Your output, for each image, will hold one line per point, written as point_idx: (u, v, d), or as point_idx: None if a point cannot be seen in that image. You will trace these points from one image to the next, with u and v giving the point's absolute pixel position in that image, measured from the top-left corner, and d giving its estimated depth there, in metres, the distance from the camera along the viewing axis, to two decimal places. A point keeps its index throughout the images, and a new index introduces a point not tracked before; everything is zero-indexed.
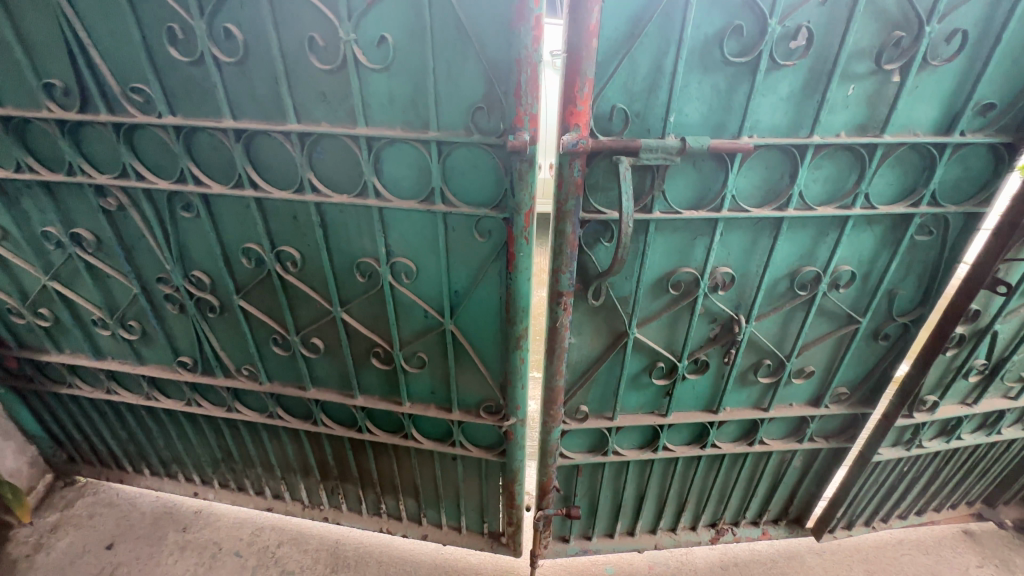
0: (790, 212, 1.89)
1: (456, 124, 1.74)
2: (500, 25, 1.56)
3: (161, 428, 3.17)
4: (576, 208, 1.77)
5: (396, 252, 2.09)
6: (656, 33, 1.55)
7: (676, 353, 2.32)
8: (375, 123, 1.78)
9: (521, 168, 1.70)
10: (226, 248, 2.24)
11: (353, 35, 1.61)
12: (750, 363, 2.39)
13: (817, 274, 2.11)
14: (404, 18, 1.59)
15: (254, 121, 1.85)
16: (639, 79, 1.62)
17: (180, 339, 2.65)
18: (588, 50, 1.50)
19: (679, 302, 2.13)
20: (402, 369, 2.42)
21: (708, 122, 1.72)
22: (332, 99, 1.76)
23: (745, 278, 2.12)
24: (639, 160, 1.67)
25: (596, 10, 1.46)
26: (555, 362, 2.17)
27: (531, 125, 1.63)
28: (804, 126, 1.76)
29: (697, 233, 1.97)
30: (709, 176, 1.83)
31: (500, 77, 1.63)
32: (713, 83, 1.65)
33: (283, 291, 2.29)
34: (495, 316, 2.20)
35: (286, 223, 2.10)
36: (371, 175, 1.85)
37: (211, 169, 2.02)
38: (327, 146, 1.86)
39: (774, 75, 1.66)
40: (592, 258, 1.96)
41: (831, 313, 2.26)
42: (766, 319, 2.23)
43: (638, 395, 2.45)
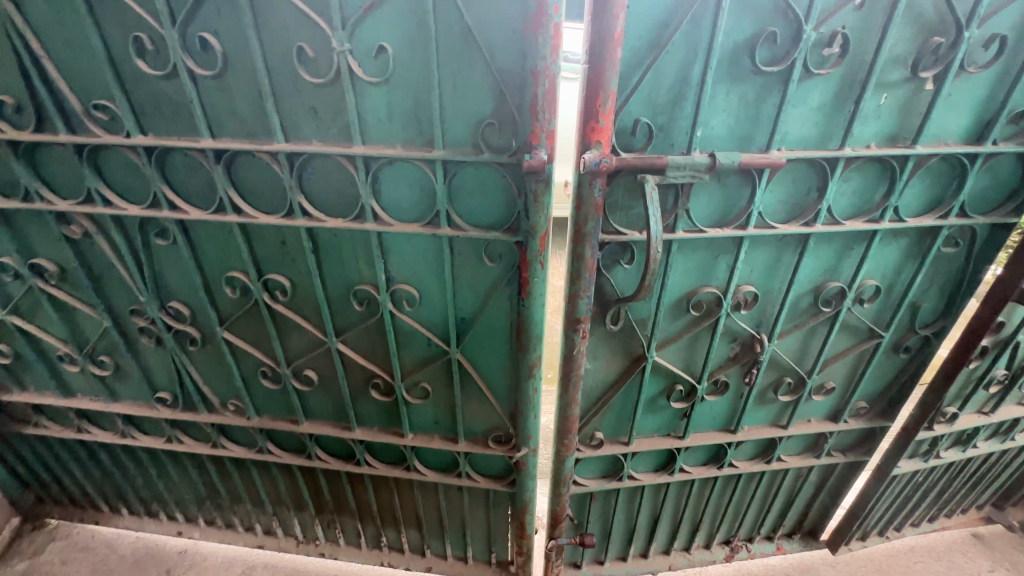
0: (818, 228, 1.78)
1: (463, 141, 1.58)
2: (513, 34, 1.41)
3: (139, 466, 2.94)
4: (596, 229, 1.64)
5: (396, 278, 1.93)
6: (683, 41, 1.42)
7: (694, 374, 2.21)
8: (373, 141, 1.61)
9: (536, 189, 1.55)
10: (208, 278, 2.04)
11: (348, 45, 1.44)
12: (770, 381, 2.29)
13: (842, 289, 2.02)
14: (405, 26, 1.42)
15: (236, 140, 1.67)
16: (663, 91, 1.49)
17: (158, 373, 2.43)
18: (613, 60, 1.36)
19: (699, 323, 2.01)
20: (404, 400, 2.25)
21: (735, 135, 1.60)
22: (324, 115, 1.59)
23: (768, 296, 2.01)
24: (665, 178, 1.53)
25: (620, 17, 1.32)
26: (571, 390, 2.04)
27: (548, 142, 1.48)
28: (833, 138, 1.65)
29: (720, 251, 1.85)
30: (735, 191, 1.71)
31: (513, 90, 1.48)
32: (741, 94, 1.53)
33: (272, 322, 2.10)
34: (504, 343, 2.05)
35: (273, 249, 1.92)
36: (369, 197, 1.69)
37: (188, 193, 1.82)
38: (319, 166, 1.68)
39: (805, 84, 1.54)
40: (611, 281, 1.83)
41: (853, 328, 2.17)
42: (788, 337, 2.13)
43: (655, 418, 2.33)
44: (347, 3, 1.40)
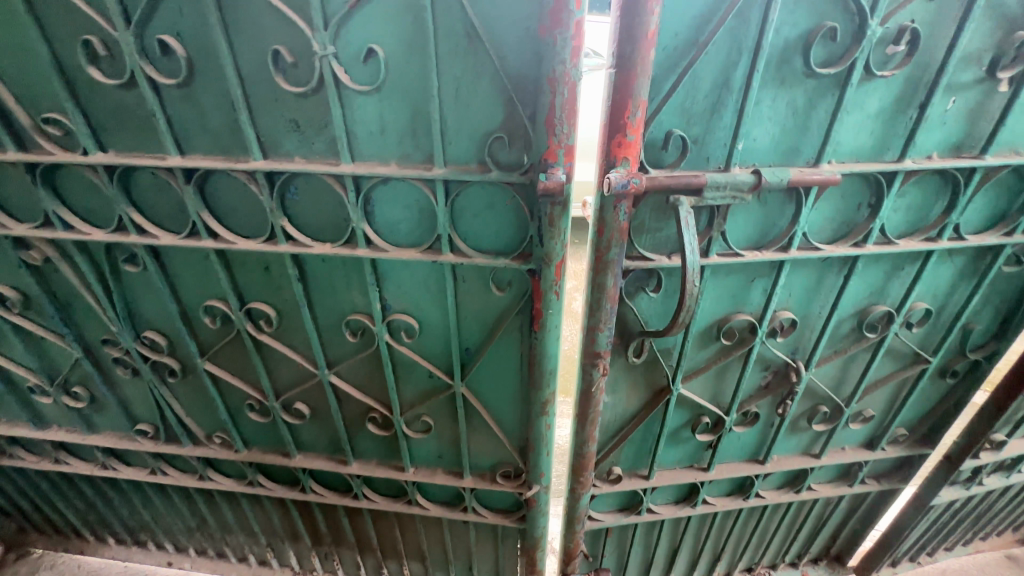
0: (869, 249, 1.58)
1: (467, 157, 1.37)
2: (525, 34, 1.20)
3: (123, 496, 2.75)
4: (620, 256, 1.43)
5: (393, 306, 1.72)
6: (727, 38, 1.21)
7: (722, 404, 2.01)
8: (364, 157, 1.40)
9: (552, 212, 1.34)
10: (185, 307, 1.84)
11: (332, 47, 1.22)
12: (804, 410, 2.09)
13: (889, 313, 1.81)
14: (398, 26, 1.21)
15: (208, 157, 1.46)
16: (701, 97, 1.28)
17: (137, 405, 2.24)
18: (644, 64, 1.15)
19: (730, 353, 1.81)
20: (404, 435, 2.05)
21: (780, 146, 1.39)
22: (307, 128, 1.38)
23: (806, 321, 1.81)
24: (701, 201, 1.32)
25: (655, 12, 1.10)
26: (587, 427, 1.84)
27: (566, 159, 1.27)
28: (892, 148, 1.44)
29: (756, 274, 1.64)
30: (775, 210, 1.51)
31: (525, 99, 1.27)
32: (790, 100, 1.32)
33: (257, 352, 1.90)
34: (514, 376, 1.85)
35: (256, 276, 1.72)
36: (361, 221, 1.48)
37: (157, 215, 1.62)
38: (304, 185, 1.48)
39: (864, 88, 1.33)
40: (634, 310, 1.63)
41: (897, 352, 1.97)
42: (827, 364, 1.92)
43: (677, 449, 2.13)
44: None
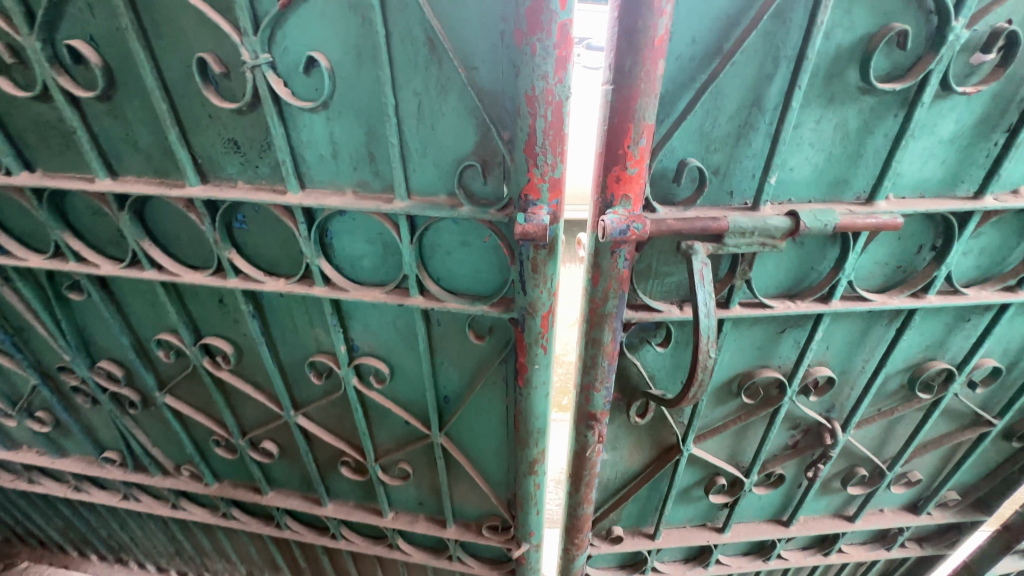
0: (929, 302, 1.29)
1: (435, 187, 1.13)
2: (499, 41, 0.95)
3: (99, 519, 2.61)
4: (620, 308, 1.18)
5: (360, 348, 1.50)
6: (760, 45, 0.94)
7: (741, 464, 1.74)
8: (315, 186, 1.18)
9: (535, 256, 1.10)
10: (139, 338, 1.67)
11: (265, 56, 0.99)
12: (838, 471, 1.80)
13: (948, 371, 1.51)
14: (343, 31, 0.97)
15: (142, 180, 1.25)
16: (724, 119, 1.02)
17: (103, 432, 2.09)
18: (650, 80, 0.88)
19: (753, 413, 1.54)
20: (380, 482, 1.84)
21: (824, 178, 1.11)
22: (248, 149, 1.16)
23: (846, 378, 1.52)
24: (720, 248, 1.06)
25: (665, 12, 0.83)
26: (582, 489, 1.60)
27: (551, 195, 1.02)
28: (968, 181, 1.15)
29: (787, 324, 1.37)
30: (812, 252, 1.25)
31: (501, 121, 1.02)
32: (839, 122, 1.04)
33: (217, 389, 1.71)
34: (500, 428, 1.62)
35: (210, 309, 1.52)
36: (316, 257, 1.26)
37: (98, 241, 1.43)
38: (252, 214, 1.27)
39: (936, 107, 1.05)
40: (637, 364, 1.38)
41: (955, 412, 1.67)
42: (869, 425, 1.63)
43: (688, 508, 1.87)
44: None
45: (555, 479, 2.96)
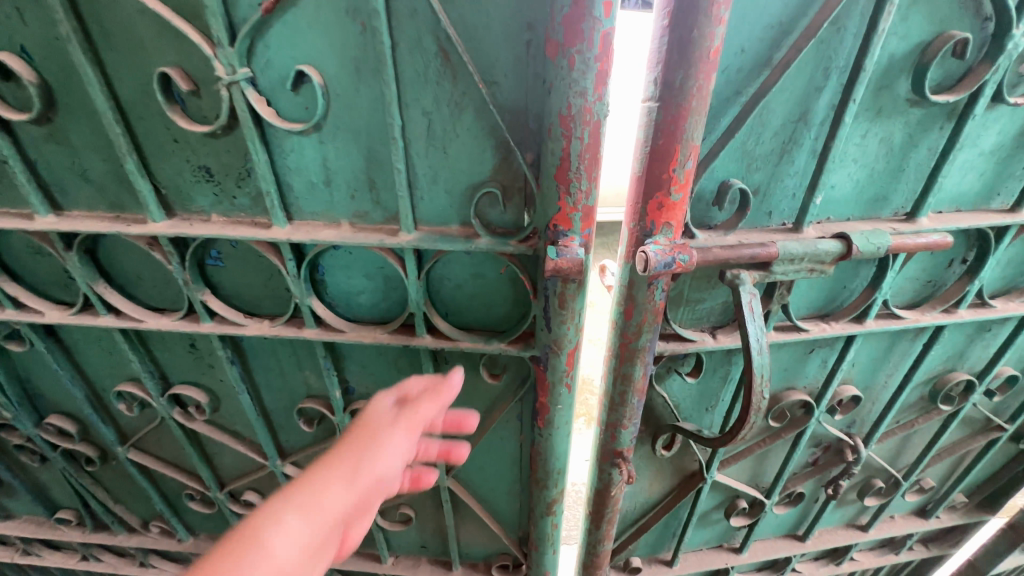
0: (960, 317, 1.25)
1: (446, 217, 1.00)
2: (525, 52, 0.83)
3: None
4: (654, 341, 1.08)
5: (357, 391, 1.35)
6: (811, 56, 0.85)
7: (762, 485, 1.67)
8: (304, 217, 1.02)
9: (564, 290, 0.98)
10: (96, 389, 1.45)
11: (244, 70, 0.83)
12: (856, 484, 1.76)
13: (969, 381, 1.48)
14: (339, 41, 0.82)
15: (94, 215, 1.06)
16: (767, 137, 0.93)
17: (55, 491, 1.83)
18: (700, 97, 0.78)
19: (778, 436, 1.46)
20: (379, 529, 1.68)
21: (865, 195, 1.04)
22: (223, 178, 0.99)
23: (869, 393, 1.47)
24: (766, 275, 0.97)
25: (723, 21, 0.72)
26: (603, 527, 1.47)
27: (584, 225, 0.90)
28: (1005, 193, 1.10)
29: (816, 344, 1.30)
30: (847, 271, 1.18)
31: (526, 141, 0.89)
32: (885, 136, 0.97)
33: (190, 440, 1.51)
34: (513, 465, 1.49)
35: (180, 354, 1.33)
36: (306, 296, 1.10)
37: (42, 284, 1.22)
38: (230, 249, 1.10)
39: (982, 119, 0.99)
40: (663, 395, 1.28)
41: (968, 419, 1.65)
42: (889, 438, 1.59)
43: (706, 532, 1.79)
44: (237, 1, 0.80)
45: (573, 493, 2.32)
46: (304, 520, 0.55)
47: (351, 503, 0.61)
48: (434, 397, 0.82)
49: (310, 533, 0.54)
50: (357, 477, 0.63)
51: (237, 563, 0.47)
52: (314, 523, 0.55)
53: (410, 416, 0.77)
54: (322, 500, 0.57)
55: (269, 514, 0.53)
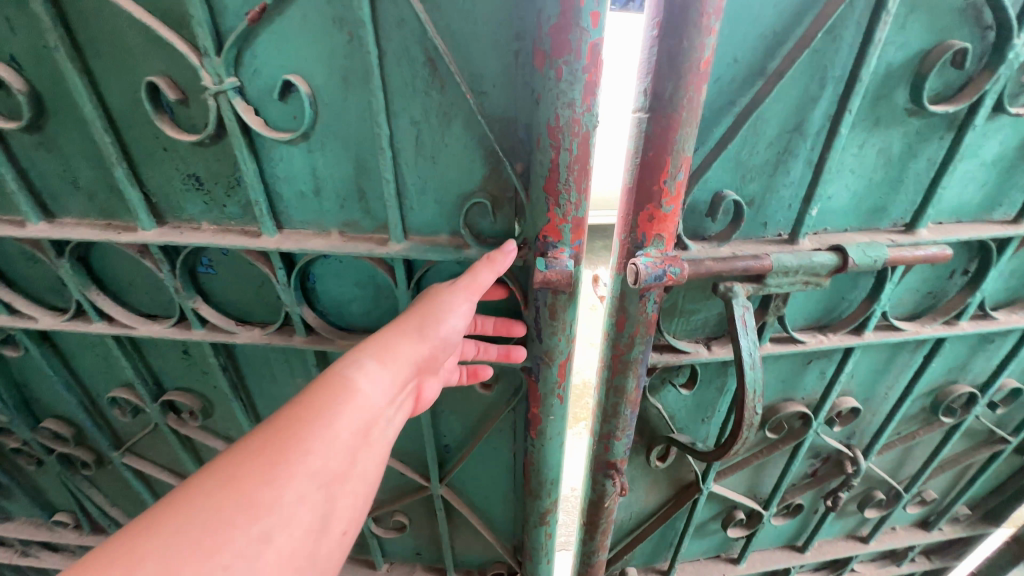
0: (962, 329, 1.23)
1: (437, 226, 0.99)
2: (513, 61, 0.81)
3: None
4: (647, 353, 1.06)
5: None
6: (806, 65, 0.83)
7: (759, 496, 1.64)
8: (294, 226, 1.01)
9: (554, 302, 0.96)
10: (91, 394, 1.45)
11: (231, 80, 0.82)
12: (856, 495, 1.73)
13: (971, 393, 1.45)
14: (326, 50, 0.82)
15: (86, 222, 1.06)
16: (762, 147, 0.91)
17: (52, 494, 1.82)
18: (691, 109, 0.76)
19: (776, 447, 1.44)
20: (373, 536, 1.67)
21: (863, 206, 1.02)
22: (213, 186, 0.98)
23: (869, 405, 1.44)
24: (760, 288, 0.95)
25: (713, 31, 0.71)
26: (598, 537, 1.45)
27: (574, 236, 0.89)
28: (1008, 204, 1.08)
29: (814, 356, 1.28)
30: (845, 282, 1.16)
31: (515, 151, 0.88)
32: (884, 146, 0.95)
33: (184, 446, 1.51)
34: (507, 474, 1.47)
35: (174, 360, 1.33)
36: (297, 305, 1.09)
37: (35, 289, 1.22)
38: (221, 257, 1.09)
39: (984, 129, 0.97)
40: (658, 406, 1.26)
41: (971, 431, 1.62)
42: (890, 450, 1.56)
43: (703, 542, 1.77)
44: (223, 9, 0.80)
45: (566, 496, 2.35)
46: (377, 368, 0.67)
47: (414, 359, 0.74)
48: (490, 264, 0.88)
49: (386, 377, 0.67)
50: (421, 337, 0.77)
51: (332, 393, 0.60)
52: (390, 371, 0.68)
53: (461, 288, 0.85)
54: (394, 352, 0.71)
55: (353, 359, 0.67)
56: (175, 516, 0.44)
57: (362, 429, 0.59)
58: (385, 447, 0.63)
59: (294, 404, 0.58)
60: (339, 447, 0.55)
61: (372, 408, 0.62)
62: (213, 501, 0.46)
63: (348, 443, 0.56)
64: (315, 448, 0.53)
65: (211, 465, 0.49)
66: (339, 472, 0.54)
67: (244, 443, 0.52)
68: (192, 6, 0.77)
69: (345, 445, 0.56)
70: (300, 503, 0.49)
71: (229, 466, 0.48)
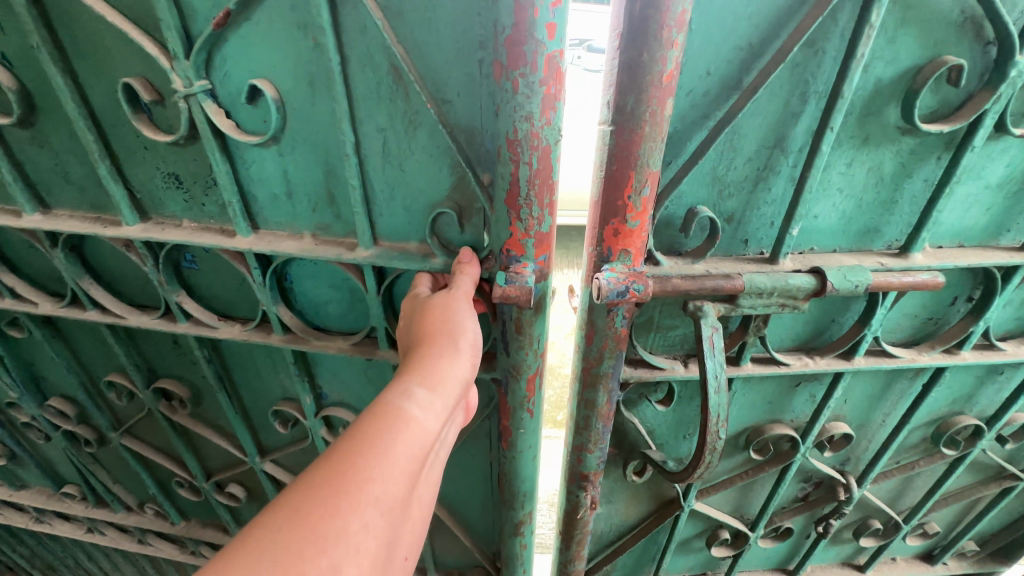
0: (962, 359, 1.16)
1: (405, 233, 0.99)
2: (477, 70, 0.81)
3: (54, 560, 2.36)
4: (618, 368, 1.04)
5: (329, 397, 1.36)
6: (785, 79, 0.80)
7: (747, 516, 1.60)
8: (269, 228, 1.03)
9: (520, 316, 0.95)
10: (92, 376, 1.52)
11: (201, 83, 0.84)
12: (850, 522, 1.66)
13: (977, 426, 1.38)
14: (289, 56, 0.82)
15: (77, 215, 1.10)
16: (739, 163, 0.88)
17: (61, 467, 1.92)
18: (655, 122, 0.74)
19: (761, 469, 1.39)
20: None
21: (852, 227, 0.97)
22: (191, 186, 1.01)
23: (863, 432, 1.38)
24: (733, 308, 0.92)
25: (675, 44, 0.69)
26: (574, 547, 1.43)
27: (539, 251, 0.88)
28: (1016, 230, 1.01)
29: (803, 378, 1.23)
30: (835, 305, 1.10)
31: (481, 161, 0.88)
32: (874, 165, 0.90)
33: (176, 432, 1.56)
34: (484, 481, 1.47)
35: (165, 350, 1.37)
36: (273, 304, 1.10)
37: (37, 276, 1.28)
38: (203, 254, 1.13)
39: (986, 150, 0.91)
40: (635, 421, 1.24)
41: (978, 464, 1.54)
42: (888, 480, 1.49)
43: (687, 558, 1.73)
44: (193, 14, 0.81)
45: (546, 500, 2.32)
46: (427, 396, 0.66)
47: (460, 377, 0.74)
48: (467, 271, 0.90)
49: (434, 398, 0.67)
50: (458, 351, 0.77)
51: (387, 422, 0.60)
52: (439, 395, 0.68)
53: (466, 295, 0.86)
54: (437, 374, 0.71)
55: (402, 385, 0.66)
56: (244, 559, 0.43)
57: (419, 456, 0.58)
58: (435, 475, 0.62)
59: (349, 435, 0.57)
60: (400, 478, 0.54)
61: (427, 436, 0.61)
62: (280, 540, 0.44)
63: (408, 471, 0.56)
64: (378, 476, 0.53)
65: (274, 502, 0.48)
66: (402, 500, 0.54)
67: (309, 473, 0.51)
68: (160, 11, 0.79)
69: (404, 475, 0.55)
70: (365, 534, 0.49)
71: (295, 503, 0.48)
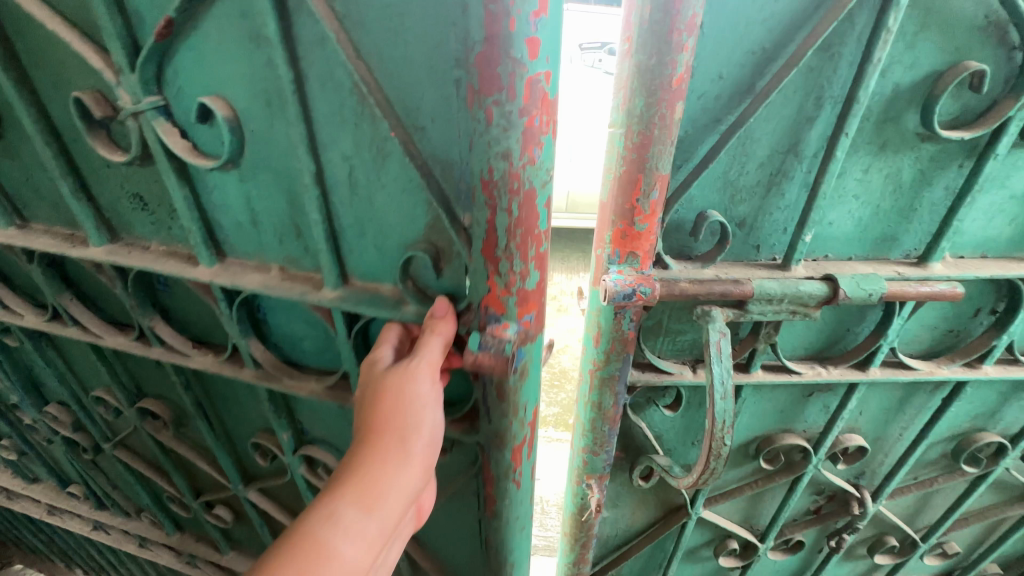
0: (984, 373, 1.13)
1: (374, 272, 0.99)
2: (453, 91, 0.78)
3: (69, 549, 2.44)
4: (625, 371, 1.04)
5: (310, 433, 1.36)
6: (798, 83, 0.79)
7: (756, 527, 1.57)
8: (235, 257, 1.07)
9: (501, 383, 0.88)
10: (84, 390, 1.57)
11: (147, 99, 0.87)
12: (864, 537, 1.62)
13: (1000, 444, 1.33)
14: (242, 73, 0.84)
15: (51, 232, 1.16)
16: (751, 168, 0.87)
17: (66, 468, 1.98)
18: (666, 125, 0.74)
19: (772, 479, 1.37)
20: None
21: (869, 235, 0.95)
22: (155, 210, 1.05)
23: (879, 446, 1.35)
24: (742, 314, 0.91)
25: (686, 47, 0.69)
26: (579, 550, 1.42)
27: (520, 311, 0.83)
28: None
29: (817, 388, 1.21)
30: (851, 314, 1.09)
31: (459, 201, 0.86)
32: (891, 172, 0.88)
33: (162, 451, 1.60)
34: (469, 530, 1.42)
35: (148, 370, 1.42)
36: (242, 337, 1.13)
37: (23, 288, 1.35)
38: (176, 283, 1.17)
39: (1010, 159, 0.88)
40: (643, 425, 1.23)
41: (1002, 483, 1.49)
42: (904, 496, 1.45)
43: (694, 568, 1.71)
44: (138, 27, 0.85)
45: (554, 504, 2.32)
46: (357, 522, 0.68)
47: (405, 488, 0.76)
48: (439, 330, 0.85)
49: (364, 524, 0.68)
50: (406, 455, 0.77)
51: (307, 560, 0.63)
52: (371, 519, 0.69)
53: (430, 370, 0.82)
54: (376, 486, 0.72)
55: (333, 504, 0.68)
56: None
57: None
58: None
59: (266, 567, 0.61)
60: None
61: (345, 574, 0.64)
62: None
63: None
64: None
65: None
66: None
67: None
68: (102, 19, 0.82)
69: None
70: None
71: None
